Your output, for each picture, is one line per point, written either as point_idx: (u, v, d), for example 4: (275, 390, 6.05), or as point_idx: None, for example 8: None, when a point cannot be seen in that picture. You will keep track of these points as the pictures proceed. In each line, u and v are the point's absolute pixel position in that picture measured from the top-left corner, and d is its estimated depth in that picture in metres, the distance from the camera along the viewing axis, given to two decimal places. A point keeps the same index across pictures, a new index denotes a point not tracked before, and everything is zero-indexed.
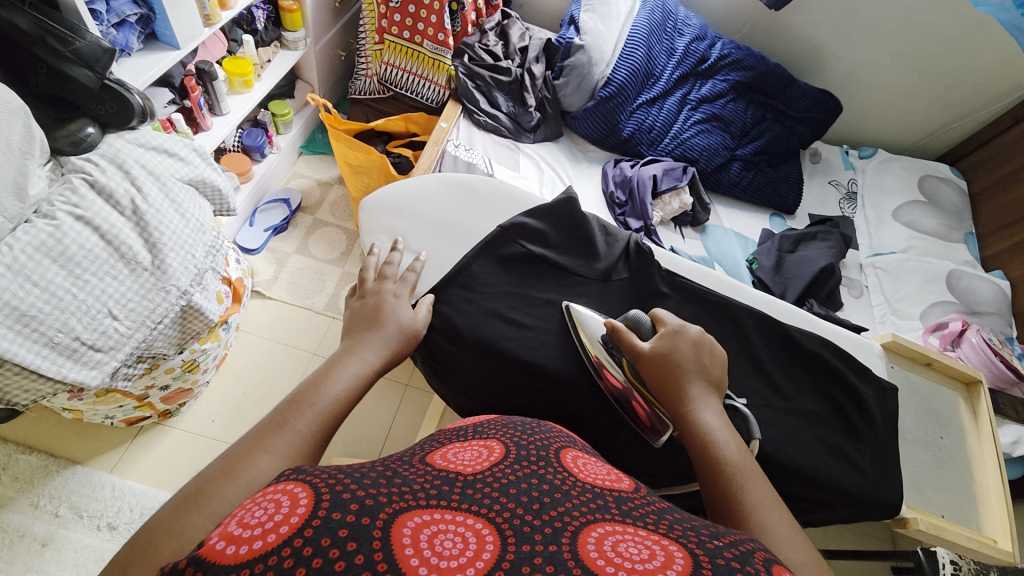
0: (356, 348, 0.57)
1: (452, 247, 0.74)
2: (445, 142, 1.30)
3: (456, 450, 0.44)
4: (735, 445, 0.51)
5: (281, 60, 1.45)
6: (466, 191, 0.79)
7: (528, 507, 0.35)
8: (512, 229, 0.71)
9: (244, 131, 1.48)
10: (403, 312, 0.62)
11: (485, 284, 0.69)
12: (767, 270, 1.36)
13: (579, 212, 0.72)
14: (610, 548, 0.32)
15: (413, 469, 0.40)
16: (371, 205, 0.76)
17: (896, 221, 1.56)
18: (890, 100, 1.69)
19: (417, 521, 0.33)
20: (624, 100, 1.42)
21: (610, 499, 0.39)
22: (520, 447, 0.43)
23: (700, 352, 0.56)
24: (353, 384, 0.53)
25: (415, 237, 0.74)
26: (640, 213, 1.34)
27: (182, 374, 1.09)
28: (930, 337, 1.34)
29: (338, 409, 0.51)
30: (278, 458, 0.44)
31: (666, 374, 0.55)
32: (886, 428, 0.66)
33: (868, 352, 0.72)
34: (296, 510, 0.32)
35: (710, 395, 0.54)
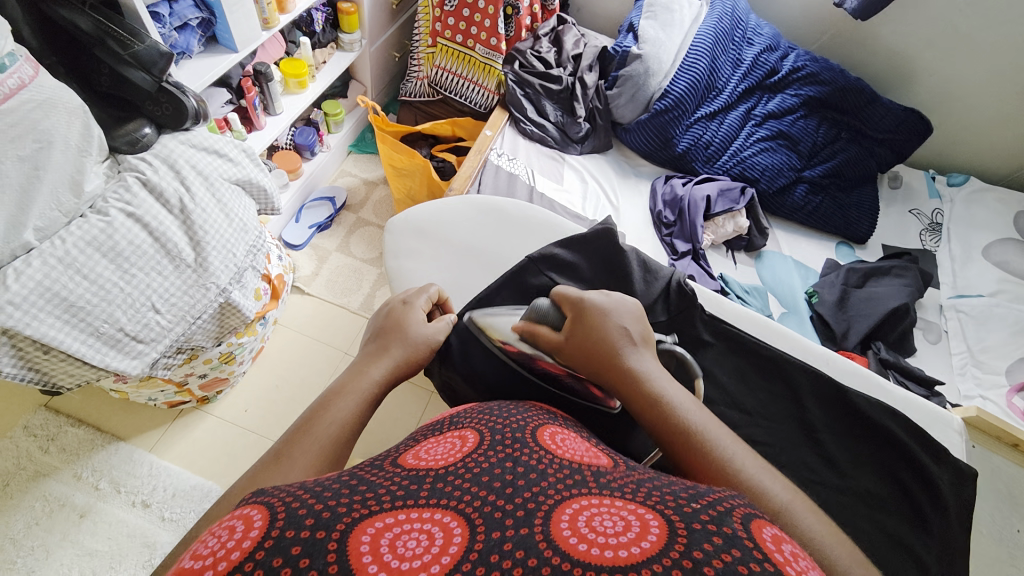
0: (363, 367, 0.54)
1: (478, 275, 0.71)
2: (488, 151, 1.27)
3: (428, 449, 0.45)
4: (688, 398, 0.50)
5: (336, 61, 1.47)
6: (497, 214, 0.76)
7: (500, 493, 0.36)
8: (542, 260, 0.67)
9: (296, 130, 1.51)
10: (417, 328, 0.59)
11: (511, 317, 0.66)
12: (828, 305, 1.24)
13: (618, 246, 0.67)
14: (581, 523, 0.33)
15: (385, 472, 0.40)
16: (399, 227, 0.75)
17: (985, 260, 1.38)
18: (990, 124, 1.50)
19: (378, 527, 0.32)
20: (680, 114, 1.33)
21: (587, 475, 0.40)
22: (496, 432, 0.45)
23: (618, 317, 0.55)
24: (358, 406, 0.50)
25: (441, 262, 0.72)
26: (689, 235, 1.25)
27: (219, 365, 1.13)
28: (1014, 399, 1.17)
29: (340, 435, 0.48)
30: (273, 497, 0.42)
31: (596, 355, 0.53)
32: (962, 521, 0.56)
33: (945, 426, 0.63)
34: (251, 532, 0.31)
35: (647, 353, 0.54)
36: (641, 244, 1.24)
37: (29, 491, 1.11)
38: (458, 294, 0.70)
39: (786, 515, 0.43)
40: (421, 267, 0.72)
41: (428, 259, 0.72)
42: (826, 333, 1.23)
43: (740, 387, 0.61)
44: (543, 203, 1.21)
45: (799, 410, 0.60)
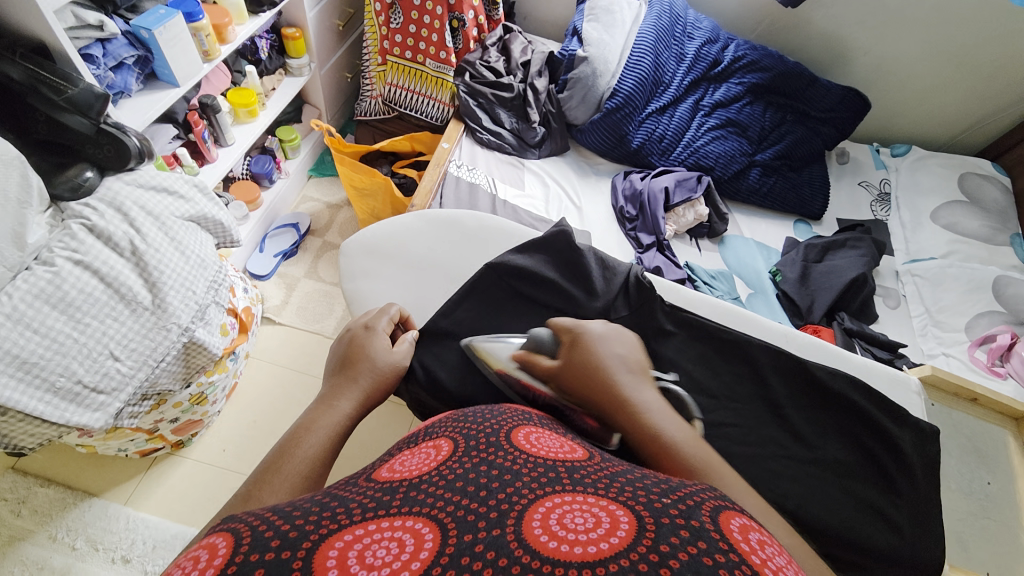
0: (329, 399, 0.52)
1: (440, 289, 0.71)
2: (447, 163, 1.27)
3: (403, 461, 0.45)
4: (687, 430, 0.47)
5: (286, 87, 1.46)
6: (454, 226, 0.76)
7: (473, 495, 0.36)
8: (501, 269, 0.67)
9: (252, 159, 1.49)
10: (379, 352, 0.58)
11: (474, 328, 0.66)
12: (792, 282, 1.28)
13: (575, 244, 0.67)
14: (553, 520, 0.33)
15: (359, 487, 0.40)
16: (355, 250, 0.74)
17: (934, 223, 1.45)
18: (923, 95, 1.58)
19: (347, 540, 0.32)
20: (632, 110, 1.35)
21: (561, 470, 0.40)
22: (471, 439, 0.44)
23: (612, 346, 0.53)
24: (327, 441, 0.48)
25: (402, 281, 0.72)
26: (652, 228, 1.28)
27: (191, 407, 1.11)
28: (977, 352, 1.23)
29: (312, 472, 0.46)
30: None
31: (595, 384, 0.50)
32: (929, 479, 0.58)
33: (902, 386, 0.65)
34: (216, 559, 0.30)
35: (644, 382, 0.51)
36: (607, 241, 1.26)
37: (2, 559, 1.06)
38: (422, 309, 0.70)
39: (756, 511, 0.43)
40: (382, 285, 0.71)
41: (390, 277, 0.72)
42: (792, 309, 1.28)
43: (706, 373, 0.62)
44: (507, 210, 1.22)
45: (764, 389, 0.61)
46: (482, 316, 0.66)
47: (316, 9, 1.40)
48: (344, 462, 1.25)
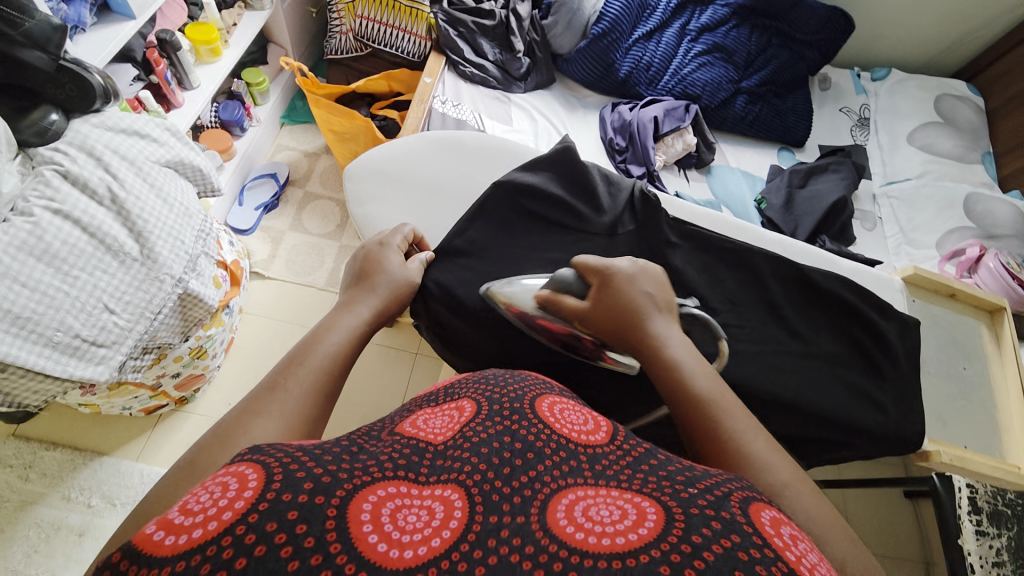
0: (347, 304, 0.54)
1: (448, 209, 0.70)
2: (431, 99, 1.21)
3: (427, 417, 0.46)
4: (707, 370, 0.50)
5: (248, 22, 1.35)
6: (456, 148, 0.74)
7: (498, 471, 0.38)
8: (510, 188, 0.66)
9: (219, 105, 1.40)
10: (393, 267, 0.58)
11: (486, 248, 0.65)
12: (777, 208, 1.32)
13: (581, 161, 0.66)
14: (578, 512, 0.35)
15: (383, 441, 0.41)
16: (359, 172, 0.72)
17: (911, 145, 1.49)
18: (904, 14, 1.57)
19: (378, 496, 0.34)
20: (618, 37, 1.30)
21: (584, 457, 0.41)
22: (493, 403, 0.45)
23: (644, 284, 0.55)
24: (348, 343, 0.51)
25: (407, 205, 0.70)
26: (642, 158, 1.27)
27: (192, 361, 1.10)
28: (946, 266, 1.31)
29: (333, 367, 0.48)
30: (274, 422, 0.42)
31: (621, 320, 0.53)
32: (911, 365, 0.64)
33: (887, 286, 0.69)
34: (245, 492, 0.32)
35: (670, 322, 0.53)
36: None
37: (19, 521, 1.07)
38: (430, 235, 0.69)
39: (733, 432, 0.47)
40: (388, 212, 0.70)
41: (395, 202, 0.71)
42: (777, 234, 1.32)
43: (710, 282, 0.64)
44: None
45: (764, 292, 0.64)
46: (493, 236, 0.65)
47: None
48: (352, 407, 1.28)
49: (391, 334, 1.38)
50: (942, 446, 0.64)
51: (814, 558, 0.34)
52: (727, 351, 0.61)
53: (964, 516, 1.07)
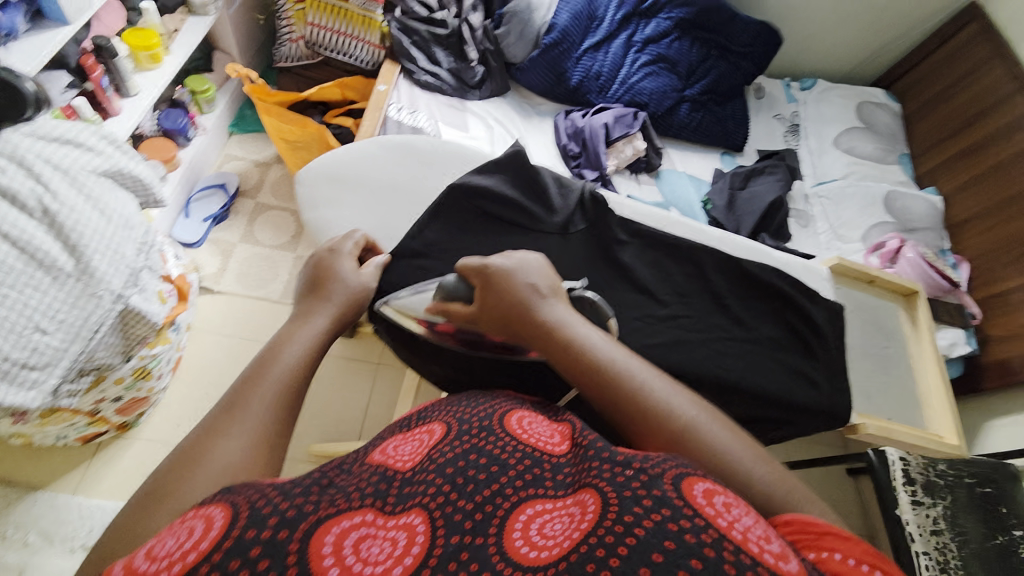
0: (303, 315, 0.54)
1: (404, 213, 0.71)
2: (386, 106, 1.21)
3: (398, 443, 0.50)
4: (599, 338, 0.53)
5: (192, 28, 1.31)
6: (413, 153, 0.75)
7: (462, 491, 0.41)
8: (465, 191, 0.67)
9: (161, 113, 1.35)
10: (347, 275, 0.58)
11: (441, 248, 0.67)
12: (720, 209, 1.41)
13: (532, 165, 0.68)
14: (532, 530, 0.39)
15: (357, 472, 0.45)
16: (314, 176, 0.72)
17: (837, 148, 1.62)
18: (826, 30, 1.72)
19: (341, 527, 0.37)
20: (569, 46, 1.35)
21: (546, 465, 0.46)
22: (463, 423, 0.50)
23: (525, 274, 0.57)
24: (307, 354, 0.50)
25: (363, 208, 0.71)
26: (595, 163, 1.33)
27: (134, 383, 1.07)
28: (872, 257, 1.42)
29: (294, 380, 0.48)
30: (238, 440, 0.43)
31: (512, 318, 0.55)
32: (839, 345, 0.70)
33: (817, 275, 0.76)
34: (208, 535, 0.34)
35: (556, 299, 0.56)
36: None
37: None
38: (389, 236, 0.69)
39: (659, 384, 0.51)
40: (346, 214, 0.70)
41: (354, 205, 0.71)
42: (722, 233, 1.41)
43: (658, 277, 0.68)
44: None
45: (707, 284, 0.69)
46: (450, 236, 0.67)
47: None
48: (314, 420, 1.25)
49: (351, 346, 1.35)
50: (869, 419, 0.69)
51: (749, 520, 0.38)
52: (676, 340, 0.65)
53: (900, 487, 1.16)
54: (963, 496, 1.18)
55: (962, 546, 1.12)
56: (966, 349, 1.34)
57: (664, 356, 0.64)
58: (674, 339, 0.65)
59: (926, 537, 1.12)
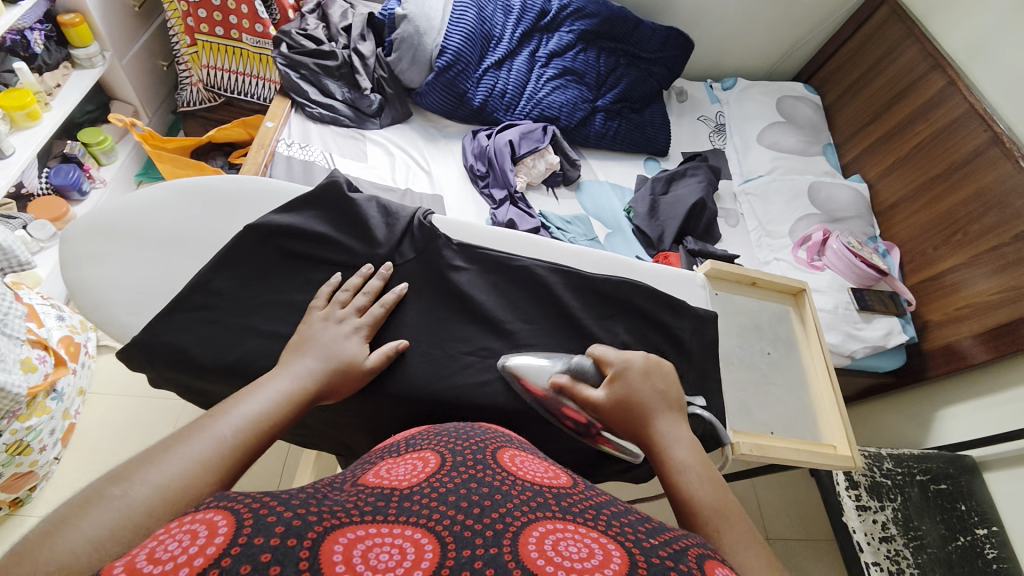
0: (296, 359, 0.52)
1: (189, 264, 0.61)
2: (274, 142, 1.17)
3: (389, 466, 0.43)
4: (710, 477, 0.47)
5: (76, 82, 1.28)
6: (206, 194, 0.64)
7: (469, 512, 0.36)
8: (265, 230, 0.61)
9: (51, 170, 1.29)
10: (329, 333, 0.54)
11: (233, 297, 0.59)
12: (642, 216, 1.37)
13: (347, 196, 0.63)
14: (548, 545, 0.33)
15: (347, 490, 0.38)
16: (80, 232, 0.61)
17: (760, 144, 1.60)
18: (739, 30, 1.72)
19: (350, 537, 0.32)
20: (465, 68, 1.33)
21: (549, 496, 0.40)
22: (458, 454, 0.43)
23: (654, 379, 0.54)
24: (251, 432, 0.44)
25: (141, 264, 0.60)
26: (503, 181, 1.28)
27: (12, 459, 0.98)
28: (799, 252, 1.39)
29: (261, 423, 0.45)
30: (193, 453, 0.40)
31: (629, 415, 0.52)
32: (704, 357, 0.66)
33: (688, 283, 0.72)
34: (215, 538, 0.29)
35: (677, 423, 0.52)
36: (458, 201, 1.26)
37: None
38: (164, 293, 0.59)
39: (713, 498, 0.45)
40: (116, 269, 0.60)
41: (127, 258, 0.60)
42: (646, 240, 1.37)
43: (502, 303, 0.64)
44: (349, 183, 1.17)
45: (560, 306, 0.64)
46: (243, 284, 0.59)
47: None
48: None
49: None
50: (744, 436, 0.65)
51: None
52: (518, 372, 0.61)
53: (843, 492, 1.10)
54: (917, 496, 1.13)
55: (920, 552, 1.07)
56: (904, 337, 1.29)
57: (505, 389, 0.60)
58: (516, 370, 0.61)
59: (875, 545, 1.05)
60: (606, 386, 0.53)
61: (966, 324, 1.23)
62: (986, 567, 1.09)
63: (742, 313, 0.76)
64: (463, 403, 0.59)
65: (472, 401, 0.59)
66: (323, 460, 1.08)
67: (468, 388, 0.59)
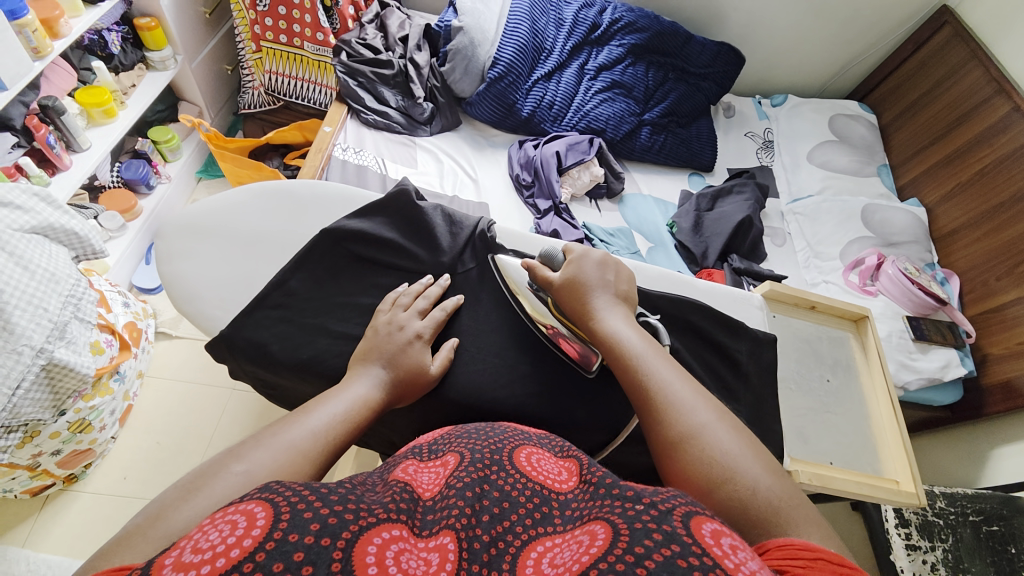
0: (363, 366, 0.53)
1: (268, 263, 0.64)
2: (331, 146, 1.21)
3: (416, 467, 0.45)
4: (644, 336, 0.52)
5: (150, 83, 1.36)
6: (285, 197, 0.67)
7: (479, 520, 0.38)
8: (337, 235, 0.63)
9: (122, 164, 1.37)
10: (401, 338, 0.55)
11: (307, 298, 0.61)
12: (686, 231, 1.35)
13: (415, 204, 0.65)
14: (544, 563, 0.34)
15: (381, 489, 0.40)
16: (172, 229, 0.65)
17: (811, 163, 1.56)
18: (794, 46, 1.68)
19: (384, 538, 0.33)
20: (515, 79, 1.35)
21: (554, 505, 0.41)
22: (475, 452, 0.45)
23: (603, 270, 0.57)
24: (330, 437, 0.45)
25: (223, 262, 0.64)
26: (548, 192, 1.30)
27: (73, 437, 1.04)
28: (850, 276, 1.35)
29: (334, 432, 0.45)
30: (276, 455, 0.41)
31: (575, 298, 0.56)
32: (760, 381, 0.65)
33: (746, 304, 0.71)
34: (253, 530, 0.30)
35: (620, 302, 0.56)
36: (503, 210, 1.28)
37: None
38: (247, 290, 0.62)
39: (645, 349, 0.51)
40: (202, 266, 0.63)
41: (211, 256, 0.64)
42: (688, 257, 1.35)
43: None
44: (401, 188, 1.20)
45: None
46: (316, 285, 0.62)
47: None
48: None
49: None
50: (802, 465, 0.63)
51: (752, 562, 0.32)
52: (574, 386, 0.61)
53: (892, 530, 1.11)
54: (969, 538, 1.08)
55: None
56: (963, 371, 1.23)
57: (560, 402, 0.60)
58: (570, 384, 0.61)
59: None
60: (563, 270, 0.58)
61: None
62: None
63: (802, 338, 0.74)
64: (518, 414, 0.59)
65: (526, 412, 0.60)
66: (361, 456, 1.10)
67: (522, 398, 0.60)
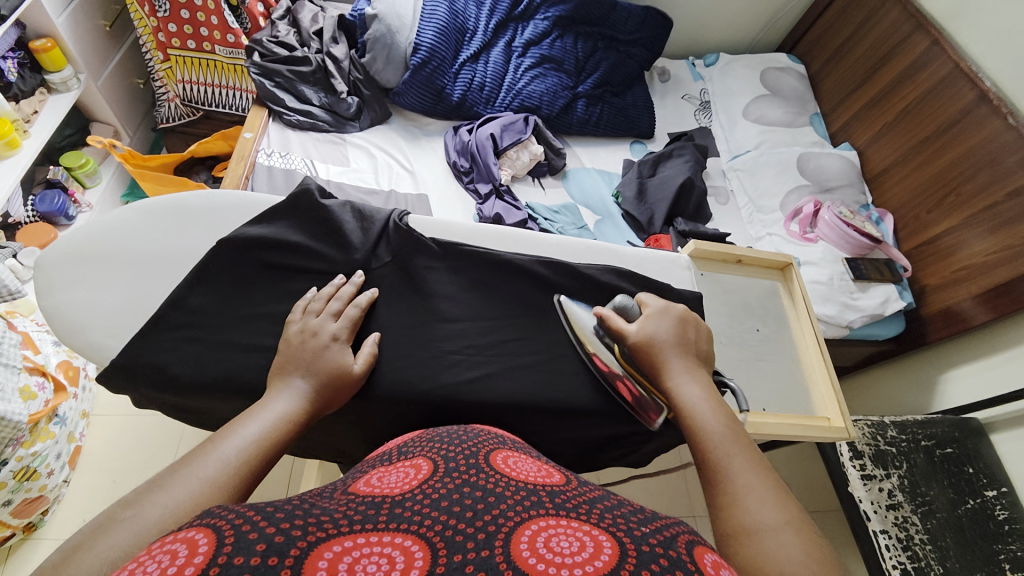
0: (281, 380, 0.50)
1: (161, 282, 0.61)
2: (254, 153, 1.16)
3: (381, 475, 0.42)
4: (719, 411, 0.51)
5: (53, 108, 1.27)
6: (177, 211, 0.64)
7: (461, 516, 0.35)
8: (237, 244, 0.60)
9: (36, 197, 1.28)
10: (313, 343, 0.53)
11: (210, 314, 0.59)
12: (631, 200, 1.35)
13: (319, 204, 0.63)
14: (540, 542, 0.33)
15: (336, 499, 0.37)
16: (52, 258, 0.60)
17: (747, 119, 1.57)
18: (722, 2, 1.68)
19: (339, 550, 0.31)
20: (440, 63, 1.32)
21: (543, 494, 0.39)
22: (450, 458, 0.43)
23: (679, 330, 0.58)
24: (248, 459, 0.43)
25: (113, 286, 0.60)
26: (487, 176, 1.27)
27: (21, 486, 0.99)
28: (791, 226, 1.38)
29: (254, 454, 0.43)
30: (187, 491, 0.38)
31: (648, 355, 0.56)
32: None
33: (672, 266, 0.71)
34: (196, 558, 0.28)
35: (694, 367, 0.55)
36: (444, 200, 1.26)
37: None
38: (140, 313, 0.59)
39: (720, 426, 0.49)
40: (91, 294, 0.60)
41: (102, 281, 0.60)
42: (636, 225, 1.36)
43: (482, 301, 0.64)
44: (333, 188, 1.16)
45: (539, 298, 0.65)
46: (218, 300, 0.59)
47: (66, 13, 1.22)
48: None
49: None
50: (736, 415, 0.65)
51: None
52: (505, 368, 0.61)
53: (848, 463, 1.09)
54: (923, 461, 1.13)
55: (929, 518, 1.07)
56: (902, 304, 1.28)
57: (489, 386, 0.60)
58: (500, 366, 0.62)
59: (882, 513, 1.05)
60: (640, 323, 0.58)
61: (963, 287, 1.22)
62: (998, 529, 1.07)
63: (731, 291, 0.76)
64: (447, 403, 0.59)
65: (456, 401, 0.59)
66: (326, 468, 1.09)
67: (451, 387, 0.59)
